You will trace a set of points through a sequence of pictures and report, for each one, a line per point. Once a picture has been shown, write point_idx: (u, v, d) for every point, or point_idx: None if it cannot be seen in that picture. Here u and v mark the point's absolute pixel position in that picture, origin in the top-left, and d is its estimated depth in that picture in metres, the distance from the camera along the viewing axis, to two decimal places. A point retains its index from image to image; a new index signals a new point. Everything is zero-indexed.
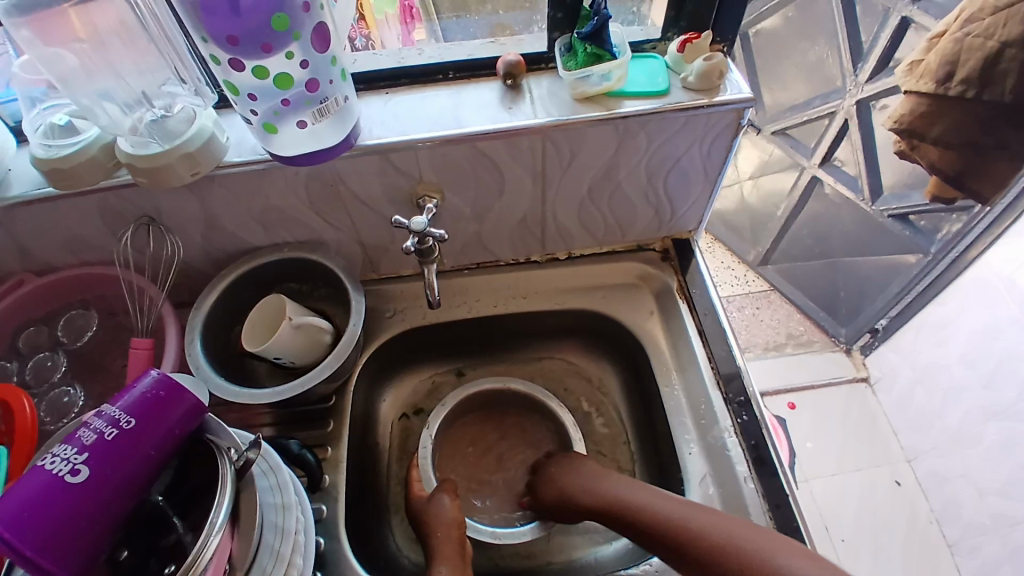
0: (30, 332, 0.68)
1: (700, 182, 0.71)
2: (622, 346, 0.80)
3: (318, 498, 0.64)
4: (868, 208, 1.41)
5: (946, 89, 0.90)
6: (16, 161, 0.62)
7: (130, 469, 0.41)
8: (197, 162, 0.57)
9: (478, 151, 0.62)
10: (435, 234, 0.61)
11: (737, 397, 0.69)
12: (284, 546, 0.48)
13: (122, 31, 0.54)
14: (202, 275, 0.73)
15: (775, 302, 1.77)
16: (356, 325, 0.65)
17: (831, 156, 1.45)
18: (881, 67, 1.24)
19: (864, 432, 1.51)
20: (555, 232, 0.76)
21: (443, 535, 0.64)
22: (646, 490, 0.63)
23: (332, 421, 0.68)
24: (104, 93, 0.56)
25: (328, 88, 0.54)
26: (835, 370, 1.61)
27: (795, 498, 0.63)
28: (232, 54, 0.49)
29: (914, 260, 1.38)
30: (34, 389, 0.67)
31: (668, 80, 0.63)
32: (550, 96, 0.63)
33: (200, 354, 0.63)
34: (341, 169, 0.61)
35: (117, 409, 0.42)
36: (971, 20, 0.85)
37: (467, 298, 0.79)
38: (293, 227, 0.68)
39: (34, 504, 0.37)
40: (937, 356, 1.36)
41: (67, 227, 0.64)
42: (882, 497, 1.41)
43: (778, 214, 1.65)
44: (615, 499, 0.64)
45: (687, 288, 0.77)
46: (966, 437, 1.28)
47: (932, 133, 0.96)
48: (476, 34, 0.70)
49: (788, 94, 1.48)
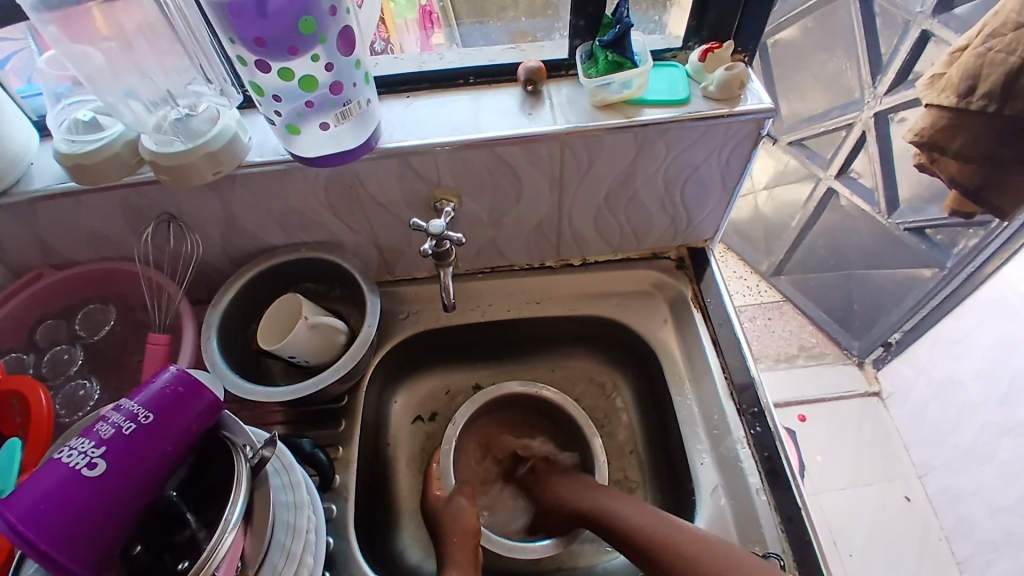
0: (48, 325, 0.69)
1: (718, 191, 0.71)
2: (636, 353, 0.79)
3: (329, 498, 0.64)
4: (885, 220, 1.40)
5: (968, 103, 0.89)
6: (40, 155, 0.63)
7: (147, 465, 0.41)
8: (219, 161, 0.57)
9: (497, 156, 0.62)
10: (452, 237, 0.61)
11: (751, 408, 0.69)
12: (296, 545, 0.48)
13: (148, 31, 0.55)
14: (220, 273, 0.74)
15: (788, 313, 1.76)
16: (371, 326, 0.66)
17: (847, 168, 1.45)
18: (901, 79, 1.24)
19: (876, 447, 1.49)
20: (570, 239, 0.76)
21: (457, 542, 0.64)
22: (649, 513, 0.62)
23: (344, 421, 0.69)
24: (129, 92, 0.57)
25: (352, 91, 0.55)
26: (847, 384, 1.60)
27: (807, 511, 0.62)
28: (259, 55, 0.49)
29: (930, 274, 1.37)
30: (51, 382, 0.68)
31: (688, 89, 0.63)
32: (570, 103, 0.63)
33: (217, 351, 0.64)
34: (361, 172, 0.62)
35: (135, 404, 0.43)
36: (994, 35, 0.85)
37: (481, 302, 0.79)
38: (312, 228, 0.69)
39: (51, 496, 0.37)
40: (951, 371, 1.34)
41: (89, 222, 0.65)
42: (892, 513, 1.40)
43: (792, 225, 1.64)
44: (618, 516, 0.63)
45: (702, 297, 0.77)
46: (980, 455, 1.27)
47: (953, 146, 0.95)
48: (497, 41, 0.71)
49: (806, 105, 1.47)
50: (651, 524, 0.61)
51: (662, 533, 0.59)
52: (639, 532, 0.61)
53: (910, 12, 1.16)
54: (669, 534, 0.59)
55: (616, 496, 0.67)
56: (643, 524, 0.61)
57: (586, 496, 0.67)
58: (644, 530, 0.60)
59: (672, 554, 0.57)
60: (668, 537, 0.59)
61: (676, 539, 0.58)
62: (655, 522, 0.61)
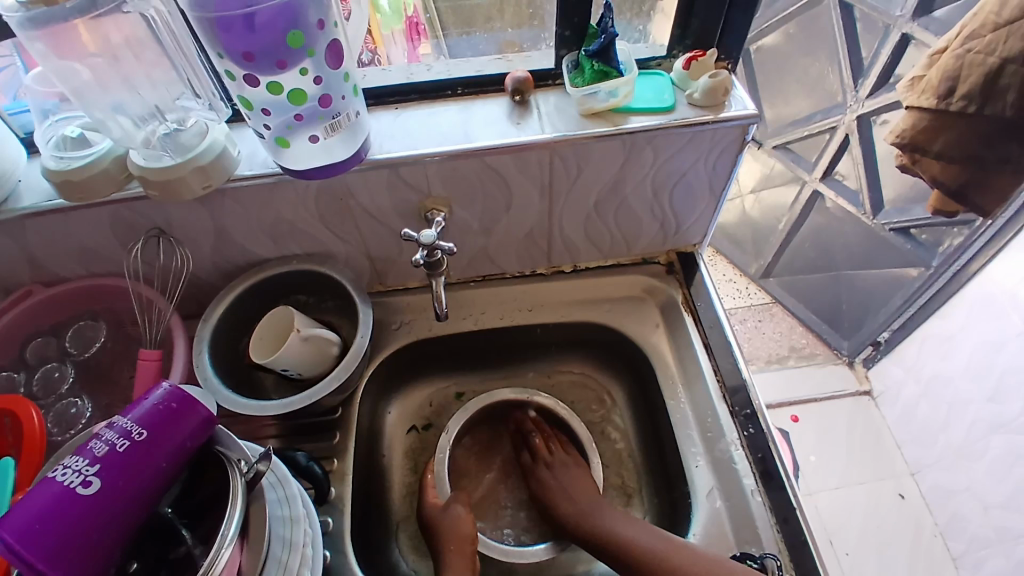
0: (38, 343, 0.68)
1: (706, 197, 0.72)
2: (628, 359, 0.80)
3: (325, 510, 0.64)
4: (869, 221, 1.42)
5: (948, 104, 0.91)
6: (28, 172, 0.63)
7: (142, 481, 0.41)
8: (208, 175, 0.57)
9: (486, 165, 0.62)
10: (444, 247, 0.61)
11: (743, 410, 0.70)
12: (292, 558, 0.48)
13: (134, 43, 0.55)
14: (211, 286, 0.74)
15: (778, 314, 1.77)
16: (364, 336, 0.66)
17: (832, 170, 1.47)
18: (882, 82, 1.25)
19: (870, 447, 1.50)
20: (561, 247, 0.76)
21: (454, 549, 0.65)
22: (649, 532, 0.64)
23: (338, 433, 0.69)
24: (117, 107, 0.57)
25: (341, 103, 0.55)
26: (838, 384, 1.61)
27: (802, 511, 0.63)
28: (248, 70, 0.50)
29: (916, 273, 1.38)
30: (42, 400, 0.67)
31: (674, 96, 0.64)
32: (557, 112, 0.64)
33: (208, 365, 0.63)
34: (352, 184, 0.62)
35: (129, 421, 0.43)
36: (972, 37, 0.86)
37: (473, 310, 0.80)
38: (302, 239, 0.69)
39: (45, 516, 0.37)
40: (939, 369, 1.36)
41: (78, 238, 0.64)
42: (886, 511, 1.41)
43: (779, 227, 1.66)
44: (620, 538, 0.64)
45: (692, 301, 0.78)
46: (970, 450, 1.28)
47: (935, 146, 0.97)
48: (484, 51, 0.71)
49: (790, 109, 1.49)
50: (655, 542, 0.62)
51: (661, 550, 0.61)
52: (639, 552, 0.62)
53: (890, 17, 1.18)
54: (666, 552, 0.61)
55: (615, 513, 0.68)
56: (642, 541, 0.63)
57: (586, 508, 0.69)
58: (644, 551, 0.62)
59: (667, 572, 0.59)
60: (664, 552, 0.61)
61: (670, 554, 0.60)
62: (656, 542, 0.62)
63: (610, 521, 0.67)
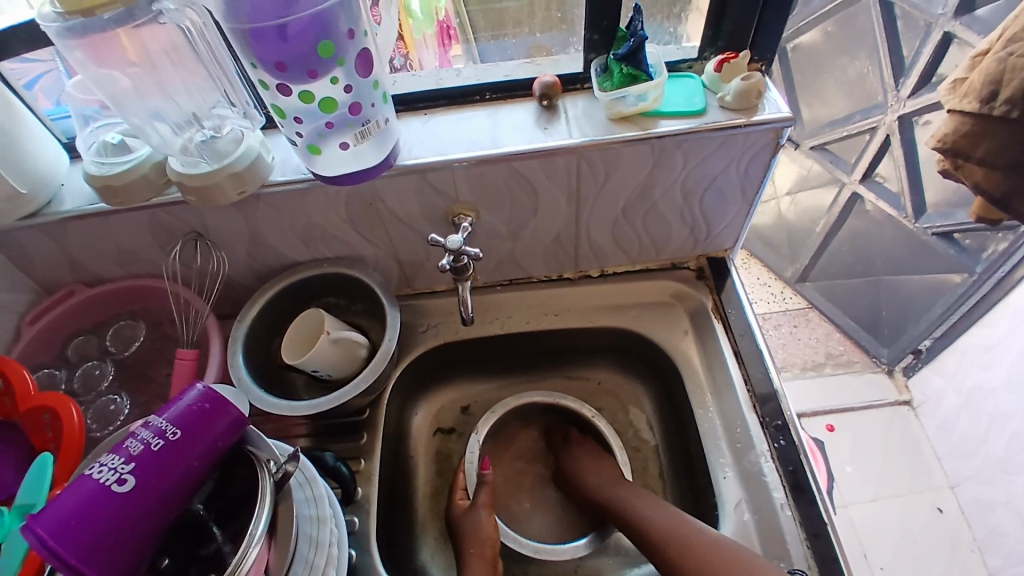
0: (80, 341, 0.71)
1: (737, 202, 0.70)
2: (657, 365, 0.79)
3: (351, 510, 0.65)
4: (912, 225, 1.38)
5: (990, 109, 0.87)
6: (70, 177, 0.65)
7: (174, 480, 0.42)
8: (243, 181, 0.59)
9: (513, 170, 0.63)
10: (470, 252, 0.61)
11: (774, 420, 0.68)
12: (318, 558, 0.49)
13: (172, 53, 0.56)
14: (245, 288, 0.76)
15: (814, 320, 1.73)
16: (391, 340, 0.66)
17: (872, 172, 1.43)
18: (924, 82, 1.21)
19: (909, 458, 1.46)
20: (589, 251, 0.76)
21: (475, 551, 0.65)
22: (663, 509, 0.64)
23: (365, 434, 0.70)
24: (155, 114, 0.59)
25: (370, 111, 0.56)
26: (877, 393, 1.57)
27: (834, 527, 0.61)
28: (280, 79, 0.51)
29: (959, 279, 1.34)
30: (82, 397, 0.69)
31: (704, 100, 0.63)
32: (585, 117, 0.64)
33: (242, 366, 0.65)
34: (380, 188, 0.63)
35: (163, 421, 0.44)
36: (1014, 40, 0.83)
37: (499, 314, 0.80)
38: (333, 243, 0.70)
39: (81, 512, 0.38)
40: (981, 380, 1.31)
41: (119, 241, 0.67)
42: (924, 525, 1.36)
43: (816, 231, 1.62)
44: (631, 511, 0.65)
45: (723, 307, 0.76)
46: (1012, 465, 1.22)
47: (976, 153, 0.93)
48: (513, 56, 0.72)
49: (827, 108, 1.45)
50: (663, 519, 0.62)
51: (668, 526, 0.61)
52: (648, 525, 0.63)
53: (932, 15, 1.15)
54: (674, 527, 0.61)
55: (647, 497, 0.67)
56: (662, 520, 0.62)
57: (616, 493, 0.68)
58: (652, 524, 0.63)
59: (669, 546, 0.59)
60: (669, 528, 0.61)
61: (674, 527, 0.61)
62: (681, 526, 0.61)
63: (636, 502, 0.66)
